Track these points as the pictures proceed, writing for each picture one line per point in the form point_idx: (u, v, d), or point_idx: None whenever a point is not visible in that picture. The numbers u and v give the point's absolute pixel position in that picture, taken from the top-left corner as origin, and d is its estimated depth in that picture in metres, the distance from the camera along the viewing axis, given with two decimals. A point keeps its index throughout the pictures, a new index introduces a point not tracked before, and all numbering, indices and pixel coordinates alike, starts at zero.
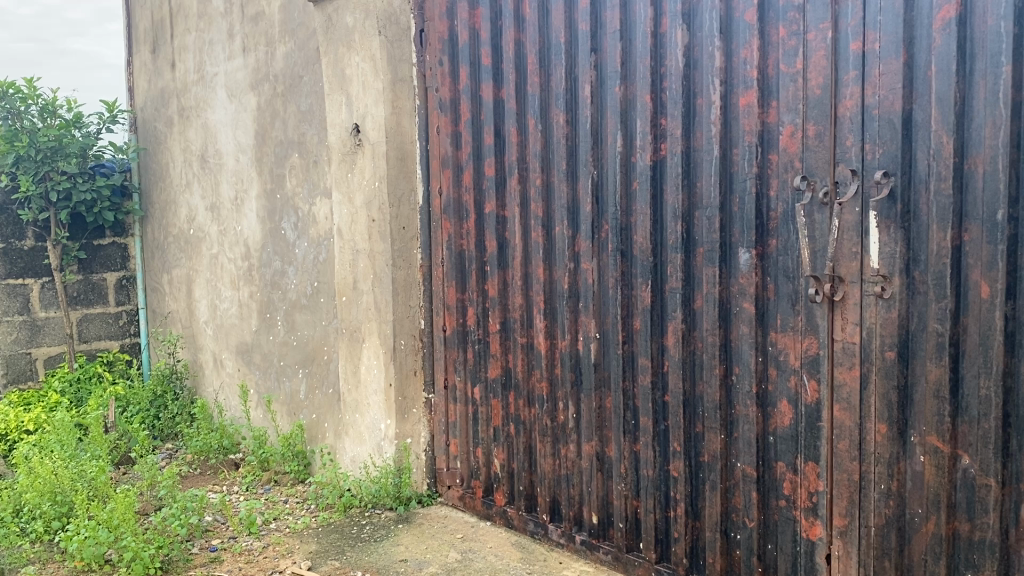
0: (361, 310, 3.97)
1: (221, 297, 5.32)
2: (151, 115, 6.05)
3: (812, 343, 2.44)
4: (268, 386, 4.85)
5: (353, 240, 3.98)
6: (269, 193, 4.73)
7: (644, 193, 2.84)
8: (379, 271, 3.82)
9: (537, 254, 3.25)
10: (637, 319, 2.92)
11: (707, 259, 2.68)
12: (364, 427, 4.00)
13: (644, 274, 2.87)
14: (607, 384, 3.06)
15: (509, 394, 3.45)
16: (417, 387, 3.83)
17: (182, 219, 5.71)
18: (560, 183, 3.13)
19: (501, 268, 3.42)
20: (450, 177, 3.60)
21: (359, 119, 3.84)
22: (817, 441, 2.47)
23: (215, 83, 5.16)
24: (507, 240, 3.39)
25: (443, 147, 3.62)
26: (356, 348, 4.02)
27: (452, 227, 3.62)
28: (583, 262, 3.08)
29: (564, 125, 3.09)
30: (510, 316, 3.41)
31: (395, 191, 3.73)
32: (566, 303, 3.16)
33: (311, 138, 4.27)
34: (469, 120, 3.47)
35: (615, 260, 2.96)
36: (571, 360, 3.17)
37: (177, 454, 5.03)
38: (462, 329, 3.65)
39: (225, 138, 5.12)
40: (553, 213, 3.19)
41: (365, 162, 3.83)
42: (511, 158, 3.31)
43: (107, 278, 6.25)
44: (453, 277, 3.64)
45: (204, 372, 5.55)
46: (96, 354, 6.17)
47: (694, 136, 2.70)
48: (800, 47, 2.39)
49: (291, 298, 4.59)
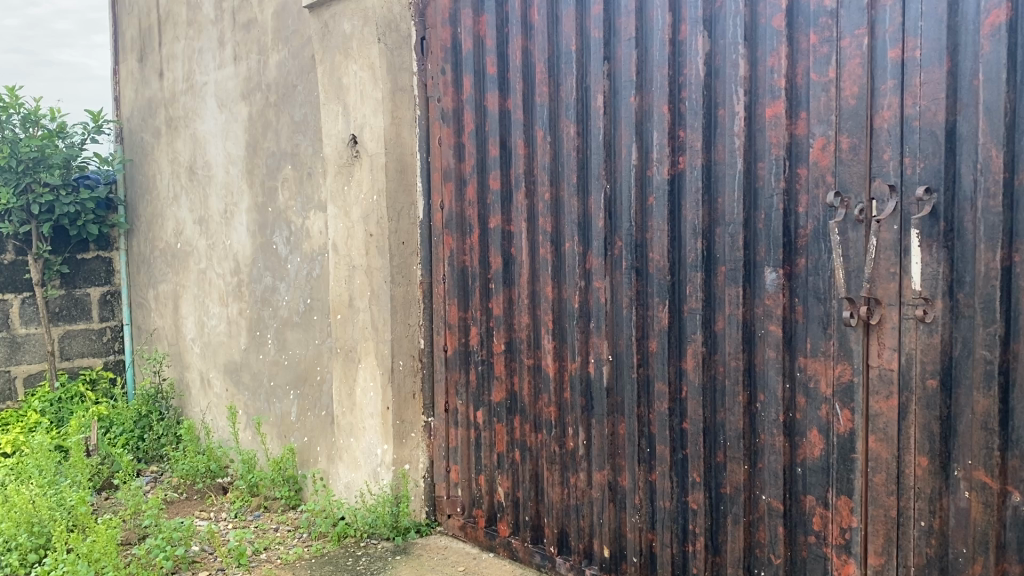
0: (357, 329, 3.79)
1: (209, 314, 5.13)
2: (138, 125, 5.87)
3: (845, 369, 2.30)
4: (258, 407, 4.66)
5: (349, 256, 3.81)
6: (260, 206, 4.55)
7: (661, 209, 2.69)
8: (376, 288, 3.65)
9: (546, 272, 3.09)
10: (654, 341, 2.77)
11: (729, 278, 2.53)
12: (359, 452, 3.82)
13: (661, 294, 2.72)
14: (620, 410, 2.90)
15: (514, 419, 3.28)
16: (416, 410, 3.66)
17: (169, 232, 5.52)
18: (571, 198, 2.98)
19: (507, 286, 3.26)
20: (453, 191, 3.44)
21: (356, 129, 3.68)
22: (850, 474, 2.32)
23: (204, 92, 5.00)
24: (513, 257, 3.23)
25: (446, 159, 3.46)
26: (352, 369, 3.85)
27: (454, 242, 3.46)
28: (595, 281, 2.93)
29: (574, 137, 2.94)
30: (516, 336, 3.25)
31: (394, 204, 3.56)
32: (577, 323, 3.00)
33: (305, 150, 4.12)
34: (473, 131, 3.32)
35: (630, 279, 2.81)
36: (581, 383, 3.01)
37: (161, 477, 4.82)
38: (465, 349, 3.48)
39: (214, 149, 4.95)
40: (562, 228, 3.03)
41: (362, 174, 3.67)
42: (518, 171, 3.16)
43: (91, 293, 6.04)
44: (455, 295, 3.48)
45: (190, 392, 5.35)
46: (78, 372, 5.95)
47: (715, 148, 2.55)
48: (833, 55, 2.25)
49: (283, 315, 4.41)
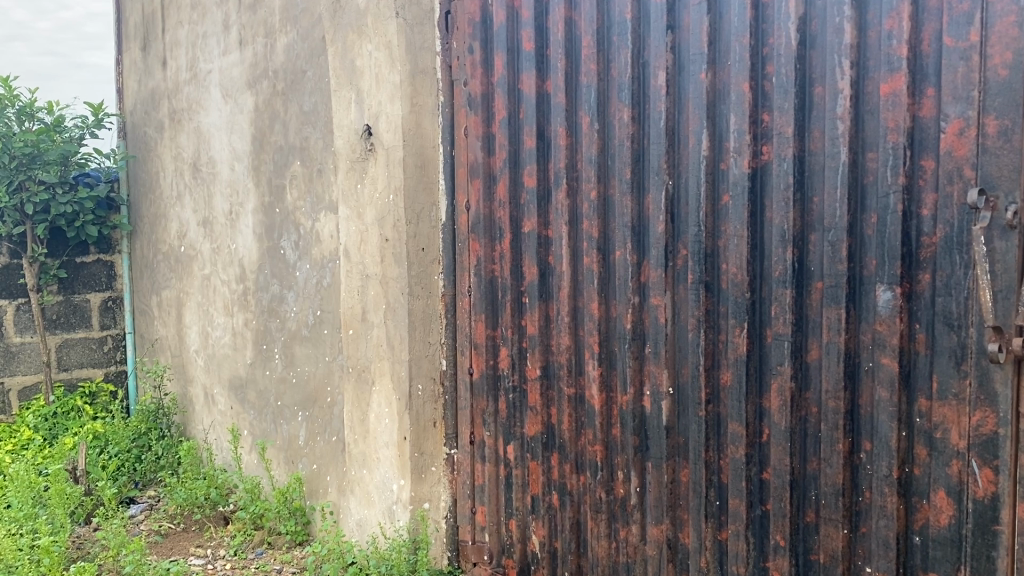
0: (370, 347, 3.32)
1: (213, 325, 4.69)
2: (141, 119, 5.45)
3: (987, 418, 1.79)
4: (263, 429, 4.20)
5: (362, 262, 3.34)
6: (266, 206, 4.10)
7: (739, 210, 2.21)
8: (392, 301, 3.18)
9: (590, 285, 2.59)
10: (727, 372, 2.28)
11: (828, 297, 2.05)
12: (373, 486, 3.35)
13: (737, 315, 2.23)
14: (683, 453, 2.41)
15: (551, 457, 2.79)
16: (437, 441, 3.15)
17: (173, 235, 5.09)
18: (622, 198, 2.49)
19: (543, 300, 2.76)
20: (480, 188, 2.92)
21: (371, 118, 3.21)
22: (990, 551, 1.82)
23: (209, 81, 4.56)
24: (551, 267, 2.73)
25: (472, 153, 2.95)
26: (365, 392, 3.38)
27: (481, 248, 2.95)
28: (652, 297, 2.43)
29: (629, 123, 2.44)
30: (553, 359, 2.76)
31: (412, 204, 3.08)
32: (628, 347, 2.50)
33: (314, 143, 3.65)
34: (505, 118, 2.82)
35: (697, 296, 2.31)
36: (634, 419, 2.52)
37: (155, 505, 4.38)
38: (494, 373, 2.97)
39: (219, 143, 4.50)
40: (612, 234, 2.54)
41: (377, 171, 3.20)
42: (558, 165, 2.66)
43: (91, 299, 5.62)
44: (482, 310, 2.96)
45: (193, 408, 4.91)
46: (77, 384, 5.53)
47: (810, 136, 2.07)
48: (976, 12, 1.74)
49: (291, 328, 3.96)
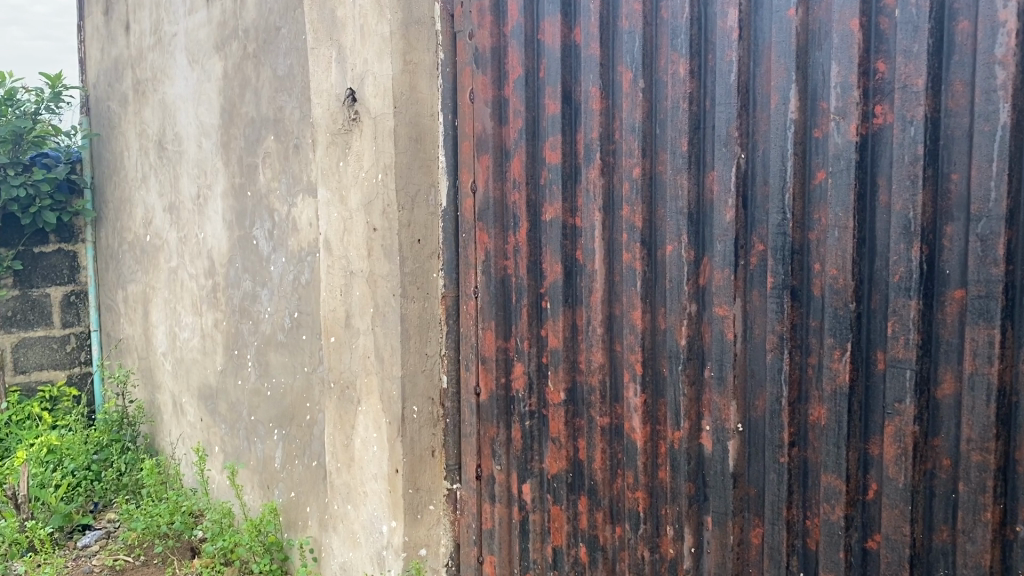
0: (356, 358, 2.76)
1: (181, 324, 4.13)
2: (104, 92, 4.86)
3: None
4: (236, 447, 3.64)
5: (345, 256, 2.77)
6: (237, 189, 3.53)
7: (841, 191, 1.64)
8: (381, 303, 2.61)
9: (632, 288, 2.03)
10: (820, 407, 1.72)
11: (974, 311, 1.49)
12: (359, 525, 2.80)
13: (836, 332, 1.67)
14: (754, 508, 1.86)
15: (578, 501, 2.24)
16: (436, 474, 2.60)
17: (139, 222, 4.52)
18: (675, 177, 1.92)
19: (568, 306, 2.21)
20: (489, 166, 2.35)
21: (355, 81, 2.63)
22: None
23: (173, 46, 3.97)
24: (579, 264, 2.17)
25: (479, 122, 2.37)
26: (349, 412, 2.81)
27: (490, 240, 2.38)
28: (715, 306, 1.88)
29: (686, 79, 1.88)
30: (581, 380, 2.20)
31: (406, 186, 2.51)
32: (682, 369, 1.94)
33: (289, 114, 3.07)
34: (521, 77, 2.25)
35: (780, 307, 1.76)
36: (688, 461, 1.96)
37: (112, 533, 3.80)
38: (505, 394, 2.41)
39: (185, 117, 3.92)
40: (660, 223, 1.97)
41: (363, 145, 2.62)
42: (590, 136, 2.10)
43: (51, 293, 5.04)
44: (492, 315, 2.40)
45: (161, 417, 4.36)
46: (36, 388, 4.96)
47: (948, 89, 1.50)
48: None
49: (265, 331, 3.40)
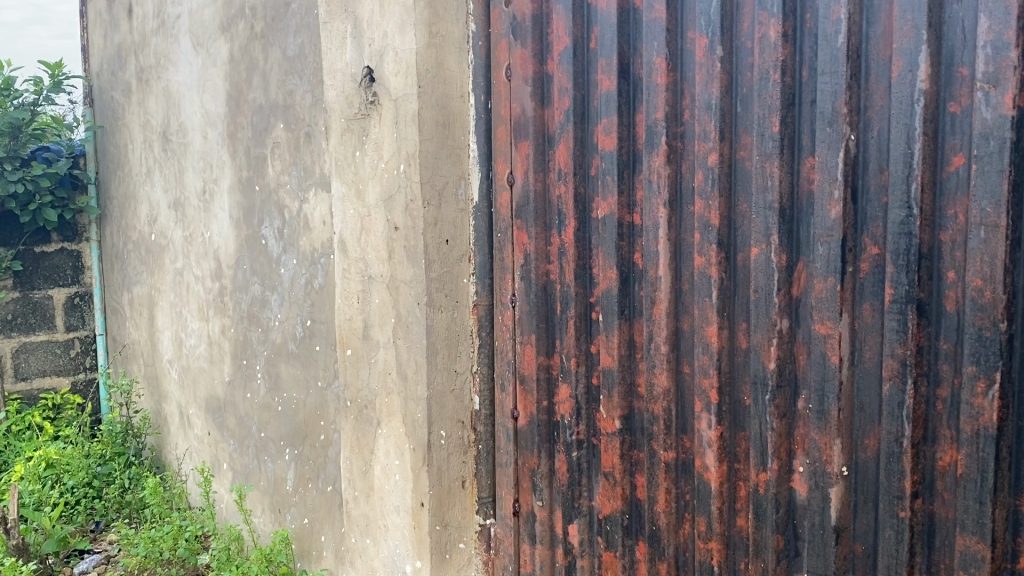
0: (375, 375, 2.43)
1: (187, 331, 3.82)
2: (107, 81, 4.57)
3: None
4: (245, 466, 3.34)
5: (363, 259, 2.43)
6: (245, 183, 3.21)
7: (990, 180, 1.30)
8: (403, 313, 2.27)
9: (705, 299, 1.69)
10: (955, 452, 1.38)
11: None
12: (379, 562, 2.48)
13: (979, 359, 1.33)
14: (862, 570, 1.52)
15: (637, 548, 1.90)
16: (468, 507, 2.27)
17: (143, 220, 4.22)
18: (763, 164, 1.58)
19: (624, 319, 1.87)
20: (530, 154, 2.02)
21: (373, 58, 2.29)
22: None
23: (177, 29, 3.65)
24: (638, 269, 1.83)
25: (519, 102, 2.04)
26: (367, 435, 2.49)
27: (530, 241, 2.05)
28: (814, 322, 1.53)
29: (778, 45, 1.53)
30: (640, 407, 1.86)
31: (432, 178, 2.17)
32: (770, 399, 1.60)
33: (301, 99, 2.75)
34: (568, 48, 1.91)
35: (902, 326, 1.41)
36: (777, 509, 1.62)
37: (111, 558, 3.52)
38: (549, 419, 2.07)
39: (190, 106, 3.60)
40: (742, 219, 1.63)
41: (382, 131, 2.28)
42: (653, 116, 1.76)
43: (54, 295, 4.76)
44: (532, 328, 2.07)
45: (168, 429, 4.06)
46: (38, 396, 4.68)
47: None
48: None
49: (275, 341, 3.08)
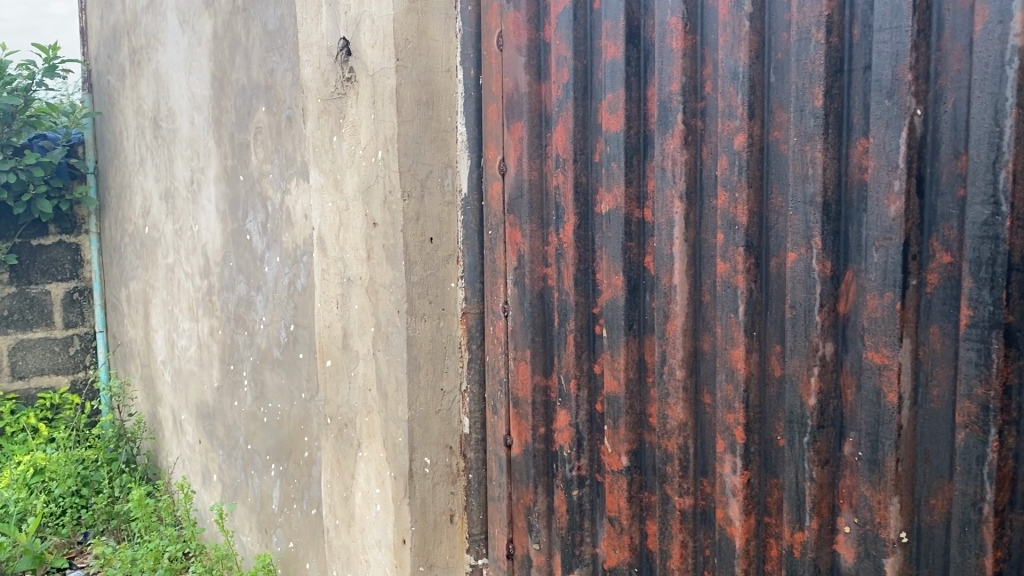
0: (355, 390, 2.14)
1: (179, 331, 3.57)
2: (104, 65, 4.34)
3: None
4: (233, 479, 3.08)
5: (341, 258, 2.14)
6: (229, 173, 2.95)
7: None
8: (383, 321, 1.97)
9: (729, 315, 1.37)
10: None
11: None
12: None
13: None
14: None
15: None
16: (457, 546, 1.98)
17: (138, 212, 3.98)
18: (802, 147, 1.25)
19: (632, 335, 1.55)
20: (524, 138, 1.71)
21: (350, 28, 1.99)
22: None
23: (165, 6, 3.39)
24: (649, 275, 1.52)
25: (511, 75, 1.73)
26: (348, 457, 2.20)
27: (524, 240, 1.74)
28: (865, 348, 1.20)
29: None
30: (651, 440, 1.55)
31: (413, 165, 1.87)
32: (809, 442, 1.28)
33: (281, 78, 2.46)
34: (567, 10, 1.59)
35: (984, 358, 1.08)
36: None
37: None
38: (546, 449, 1.77)
39: (178, 89, 3.34)
40: (776, 216, 1.31)
41: (359, 112, 1.98)
42: (667, 90, 1.44)
43: (52, 291, 4.56)
44: (527, 342, 1.76)
45: (162, 434, 3.83)
46: (36, 395, 4.48)
47: None
48: None
49: (260, 345, 2.81)
